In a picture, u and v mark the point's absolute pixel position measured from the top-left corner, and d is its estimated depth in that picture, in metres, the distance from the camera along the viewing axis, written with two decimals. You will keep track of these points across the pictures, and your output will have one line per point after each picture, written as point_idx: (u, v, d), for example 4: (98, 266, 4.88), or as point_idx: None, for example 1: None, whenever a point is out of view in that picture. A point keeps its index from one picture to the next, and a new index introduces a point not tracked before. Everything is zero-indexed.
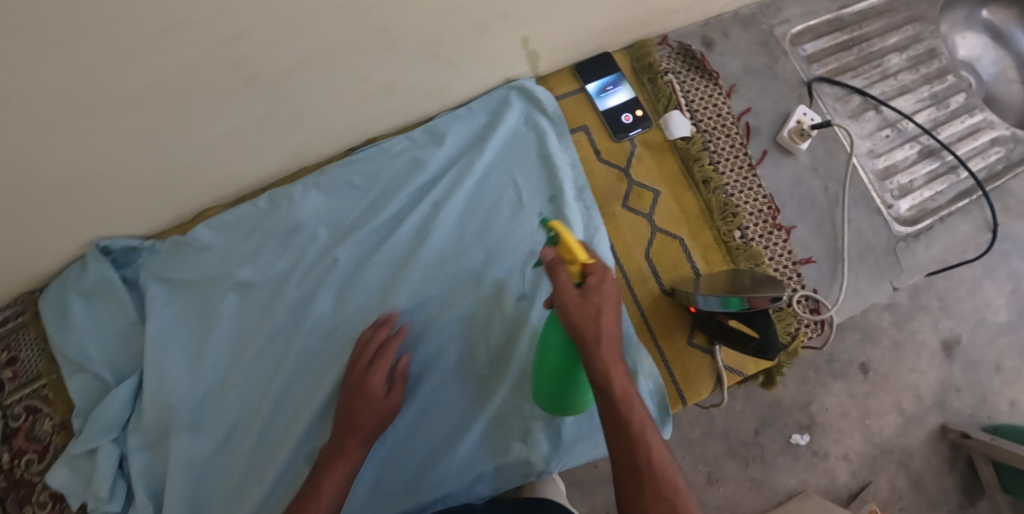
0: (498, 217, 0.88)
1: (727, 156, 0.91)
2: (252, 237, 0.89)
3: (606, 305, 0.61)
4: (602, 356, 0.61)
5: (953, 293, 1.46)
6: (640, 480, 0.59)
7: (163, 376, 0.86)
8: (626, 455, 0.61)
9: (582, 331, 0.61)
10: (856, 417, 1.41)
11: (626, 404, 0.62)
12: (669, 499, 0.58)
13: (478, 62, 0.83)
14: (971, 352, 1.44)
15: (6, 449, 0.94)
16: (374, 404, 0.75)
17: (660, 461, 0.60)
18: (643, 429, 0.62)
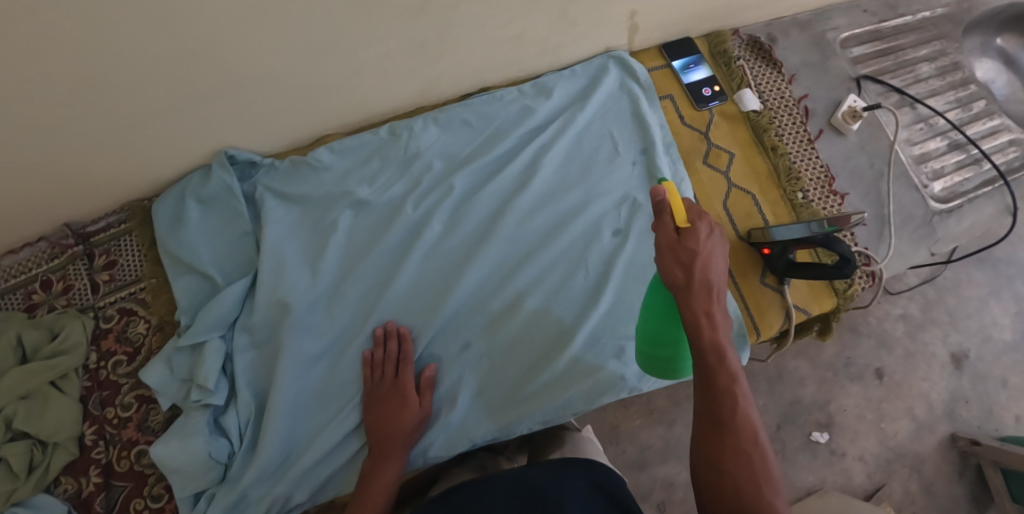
0: (597, 162, 0.98)
1: (791, 131, 1.04)
2: (371, 161, 0.96)
3: (701, 257, 0.66)
4: (694, 301, 0.66)
5: (962, 308, 1.57)
6: (718, 433, 0.64)
7: (280, 277, 0.89)
8: (709, 407, 0.65)
9: (673, 275, 0.67)
10: (871, 420, 1.48)
11: (717, 362, 0.65)
12: (746, 455, 0.63)
13: (593, 26, 0.97)
14: (980, 367, 1.53)
15: (94, 349, 0.96)
16: (408, 410, 0.83)
17: (742, 419, 0.64)
18: (731, 385, 0.65)
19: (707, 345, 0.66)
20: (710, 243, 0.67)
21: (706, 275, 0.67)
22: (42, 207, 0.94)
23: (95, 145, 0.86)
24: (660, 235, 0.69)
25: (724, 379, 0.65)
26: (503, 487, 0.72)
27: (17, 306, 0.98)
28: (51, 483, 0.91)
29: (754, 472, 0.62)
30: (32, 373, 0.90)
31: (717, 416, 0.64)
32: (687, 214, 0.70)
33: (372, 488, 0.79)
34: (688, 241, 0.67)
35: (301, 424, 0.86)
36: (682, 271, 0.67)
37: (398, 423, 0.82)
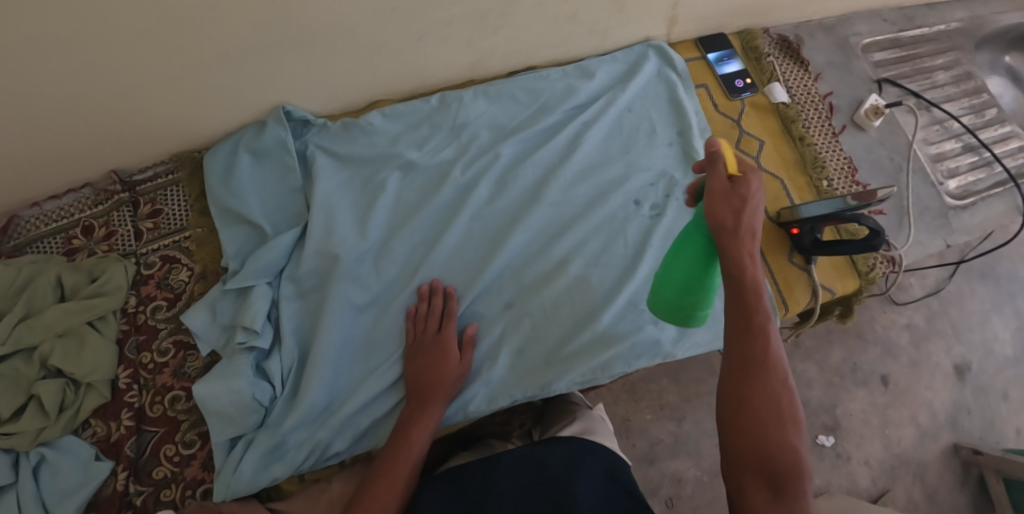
0: (637, 140, 1.02)
1: (817, 125, 1.10)
2: (421, 127, 1.00)
3: (754, 205, 0.63)
4: (740, 246, 0.62)
5: (964, 321, 1.47)
6: (750, 370, 0.63)
7: (331, 228, 0.92)
8: (742, 343, 0.64)
9: (722, 218, 0.62)
10: (876, 425, 1.35)
11: (754, 300, 0.64)
12: (773, 394, 0.62)
13: (639, 12, 1.02)
14: (981, 378, 1.42)
15: (134, 294, 0.97)
16: (450, 360, 0.84)
17: (773, 360, 0.63)
18: (765, 323, 0.64)
19: (748, 285, 0.63)
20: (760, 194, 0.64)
21: (754, 224, 0.63)
22: (94, 150, 0.95)
23: (158, 91, 0.88)
24: (711, 179, 0.64)
25: (760, 317, 0.64)
26: (518, 481, 0.76)
27: (55, 249, 0.99)
28: (79, 426, 0.90)
29: (780, 410, 0.62)
30: (72, 312, 0.91)
31: (749, 353, 0.63)
32: (739, 166, 0.66)
33: (410, 437, 0.78)
34: (742, 186, 0.63)
35: (345, 373, 0.87)
36: (732, 216, 0.62)
37: (440, 378, 0.82)
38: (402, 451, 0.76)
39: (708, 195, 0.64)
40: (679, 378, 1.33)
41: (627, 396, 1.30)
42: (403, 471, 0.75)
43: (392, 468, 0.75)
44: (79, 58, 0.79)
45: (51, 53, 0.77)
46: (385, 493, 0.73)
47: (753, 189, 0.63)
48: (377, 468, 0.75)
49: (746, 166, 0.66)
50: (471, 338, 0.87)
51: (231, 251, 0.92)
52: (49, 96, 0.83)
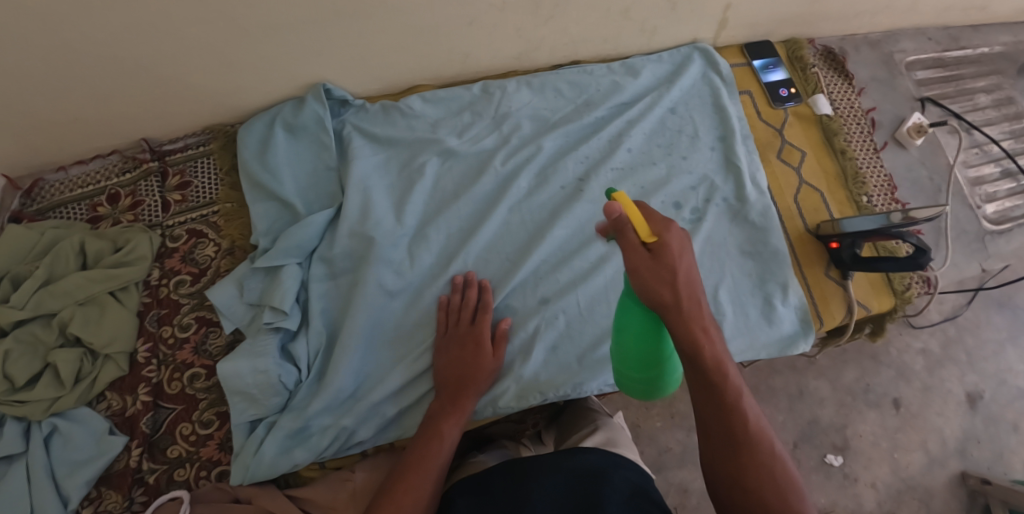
0: (679, 143, 1.00)
1: (859, 140, 1.08)
2: (462, 114, 0.98)
3: (682, 268, 0.59)
4: (684, 317, 0.59)
5: (979, 349, 1.42)
6: (736, 446, 0.63)
7: (367, 211, 0.89)
8: (721, 423, 0.63)
9: (659, 297, 0.58)
10: (886, 449, 1.32)
11: (722, 380, 0.62)
12: (767, 467, 0.63)
13: (691, 13, 1.00)
14: (993, 407, 1.38)
15: (157, 267, 0.94)
16: (486, 356, 0.82)
17: (756, 434, 0.63)
18: (739, 399, 0.63)
19: (710, 364, 0.61)
20: (683, 248, 0.60)
21: (691, 289, 0.60)
22: (127, 118, 0.93)
23: (200, 62, 0.86)
24: (630, 255, 0.59)
25: (732, 395, 0.63)
26: (552, 494, 0.72)
27: (79, 216, 0.96)
28: (93, 399, 0.87)
29: (776, 482, 0.62)
30: (94, 280, 0.88)
31: (730, 434, 0.63)
32: (650, 223, 0.60)
33: (440, 428, 0.76)
34: (664, 254, 0.58)
35: (373, 359, 0.84)
36: (667, 289, 0.58)
37: (470, 377, 0.80)
38: (433, 446, 0.74)
39: (635, 274, 0.59)
40: None
41: (639, 402, 1.28)
42: (432, 474, 0.72)
43: (423, 466, 0.72)
44: (121, 20, 0.76)
45: (94, 14, 0.75)
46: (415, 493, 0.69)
47: (677, 255, 0.58)
48: (405, 466, 0.72)
49: (655, 223, 0.61)
50: (504, 333, 0.84)
51: (264, 226, 0.90)
52: (86, 60, 0.81)
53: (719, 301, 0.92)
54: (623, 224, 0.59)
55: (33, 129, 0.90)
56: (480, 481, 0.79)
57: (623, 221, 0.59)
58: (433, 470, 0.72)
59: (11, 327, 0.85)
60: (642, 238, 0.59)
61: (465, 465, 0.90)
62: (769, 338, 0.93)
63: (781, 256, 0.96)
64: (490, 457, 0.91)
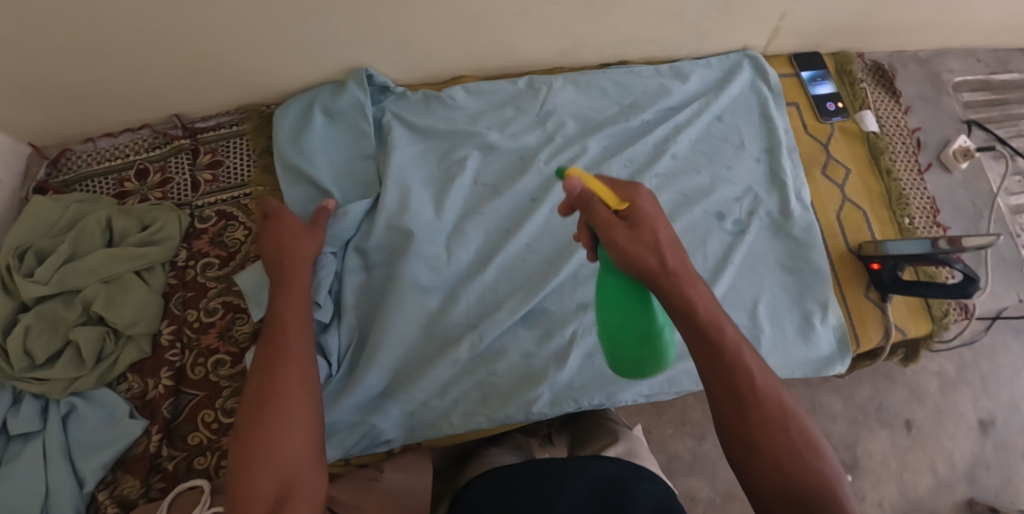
0: (724, 152, 0.98)
1: (903, 159, 1.06)
2: (505, 108, 0.95)
3: (661, 230, 0.56)
4: (675, 280, 0.55)
5: (994, 372, 1.36)
6: (743, 408, 0.55)
7: (406, 203, 0.87)
8: (725, 384, 0.55)
9: (643, 263, 0.55)
10: (894, 469, 1.26)
11: (719, 334, 0.56)
12: (779, 427, 0.55)
13: (743, 20, 0.97)
14: (1005, 435, 1.32)
15: (184, 248, 0.92)
16: (288, 222, 0.76)
17: (763, 393, 0.56)
18: (739, 352, 0.56)
19: (704, 316, 0.56)
20: (656, 211, 0.57)
21: (676, 249, 0.57)
22: (161, 93, 0.90)
23: (242, 39, 0.83)
24: (604, 226, 0.56)
25: (733, 350, 0.56)
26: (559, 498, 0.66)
27: (106, 190, 0.94)
28: (114, 379, 0.85)
29: (790, 440, 0.55)
30: (120, 258, 0.85)
31: (735, 394, 0.55)
32: (618, 192, 0.58)
33: (288, 310, 0.68)
34: (637, 217, 0.56)
35: (407, 356, 0.82)
36: (652, 255, 0.55)
37: (291, 253, 0.73)
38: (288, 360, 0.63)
39: (613, 246, 0.55)
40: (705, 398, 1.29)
41: (652, 408, 1.25)
42: (297, 362, 0.63)
43: (282, 359, 0.63)
44: None
45: None
46: (293, 385, 0.61)
47: (649, 216, 0.56)
48: (261, 373, 0.62)
49: (621, 190, 0.58)
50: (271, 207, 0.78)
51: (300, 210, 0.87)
52: (121, 29, 0.78)
53: (757, 316, 0.90)
54: (588, 196, 0.57)
55: (64, 99, 0.87)
56: (488, 488, 0.72)
57: (588, 195, 0.57)
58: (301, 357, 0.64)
59: (33, 302, 0.83)
60: (611, 206, 0.57)
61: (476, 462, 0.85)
62: (806, 358, 0.91)
63: (823, 275, 0.94)
64: (503, 452, 0.86)
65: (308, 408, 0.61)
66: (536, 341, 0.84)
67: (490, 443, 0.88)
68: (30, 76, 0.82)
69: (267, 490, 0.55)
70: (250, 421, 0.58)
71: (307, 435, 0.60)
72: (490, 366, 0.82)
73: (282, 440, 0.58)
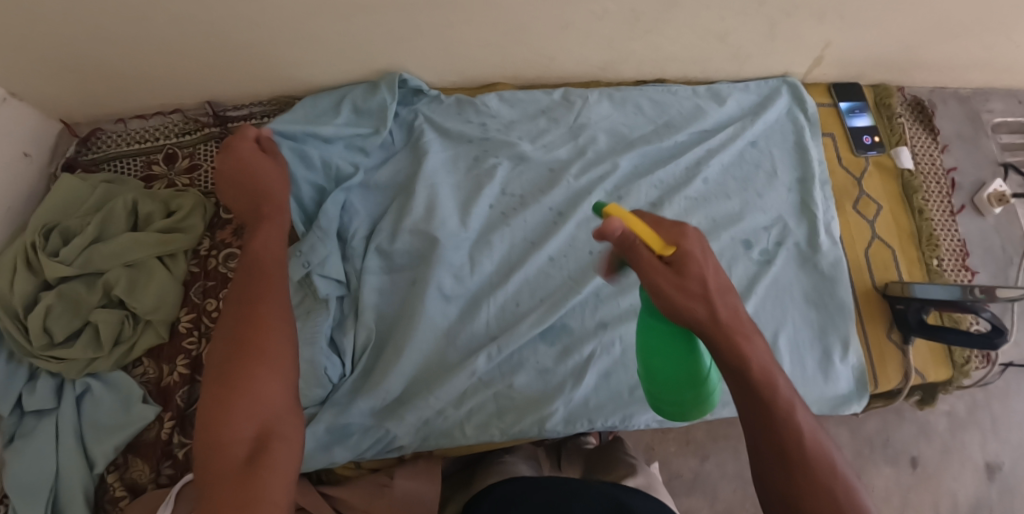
0: (756, 181, 0.96)
1: (937, 199, 1.04)
2: (539, 119, 0.94)
3: (712, 279, 0.53)
4: (726, 333, 0.53)
5: (1005, 413, 1.28)
6: (788, 466, 0.52)
7: (434, 208, 0.86)
8: (770, 440, 0.53)
9: (693, 315, 0.52)
10: (896, 506, 1.21)
11: (770, 390, 0.53)
12: (829, 489, 0.51)
13: (788, 46, 0.96)
14: (1014, 482, 1.25)
15: (207, 237, 0.91)
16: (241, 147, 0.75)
17: (812, 451, 0.52)
18: (789, 409, 0.53)
19: (756, 373, 0.53)
20: (706, 257, 0.54)
21: (727, 300, 0.54)
22: (195, 80, 0.90)
23: (282, 33, 0.82)
24: (649, 275, 0.52)
25: (781, 402, 0.53)
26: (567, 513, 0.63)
27: (133, 172, 0.95)
28: (130, 363, 0.85)
29: (836, 501, 0.50)
30: (144, 244, 0.86)
31: (779, 447, 0.52)
32: (664, 232, 0.55)
33: (264, 262, 0.67)
34: (685, 265, 0.52)
35: (425, 364, 0.81)
36: (700, 305, 0.52)
37: (267, 192, 0.74)
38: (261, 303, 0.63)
39: (658, 295, 0.52)
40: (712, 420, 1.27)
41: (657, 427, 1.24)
42: (274, 312, 0.63)
43: (261, 309, 0.62)
44: None
45: None
46: (272, 332, 0.61)
47: (697, 262, 0.52)
48: (238, 319, 0.61)
49: (666, 231, 0.55)
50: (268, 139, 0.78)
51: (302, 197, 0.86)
52: (162, 15, 0.77)
53: (778, 349, 0.89)
54: (633, 239, 0.52)
55: (99, 79, 0.87)
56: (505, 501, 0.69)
57: (633, 237, 0.52)
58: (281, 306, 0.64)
59: (56, 281, 0.83)
60: (658, 250, 0.53)
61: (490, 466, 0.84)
62: (823, 395, 0.90)
63: (847, 312, 0.93)
64: (518, 461, 0.84)
65: (289, 358, 0.61)
66: (554, 357, 0.84)
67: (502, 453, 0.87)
68: (66, 54, 0.81)
69: (246, 432, 0.54)
70: (230, 367, 0.57)
71: (286, 380, 0.59)
72: (507, 379, 0.82)
73: (263, 385, 0.57)
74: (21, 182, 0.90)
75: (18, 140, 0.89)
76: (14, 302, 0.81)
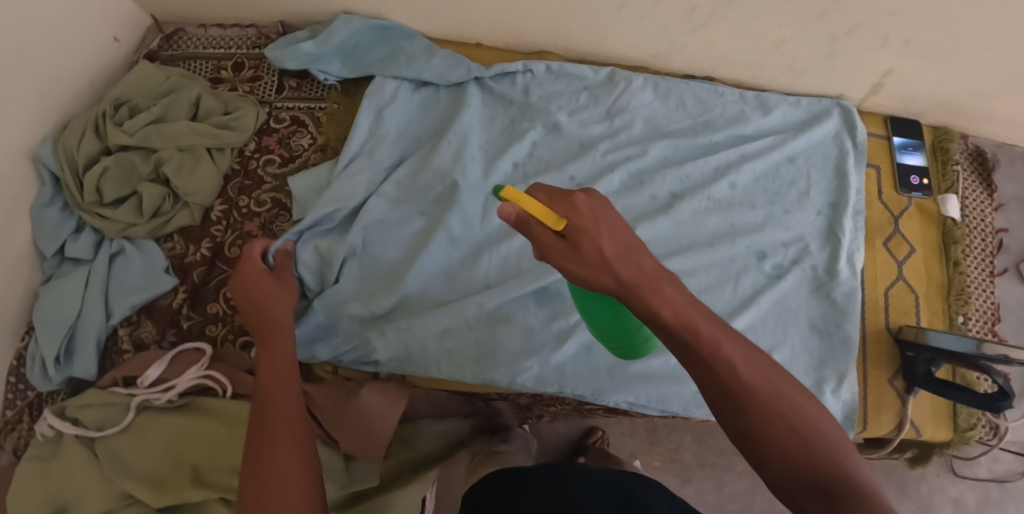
0: (785, 196, 0.94)
1: (977, 256, 1.00)
2: (580, 93, 0.97)
3: (608, 246, 0.52)
4: (638, 288, 0.52)
5: None
6: (734, 404, 0.53)
7: (459, 154, 0.90)
8: (713, 383, 0.53)
9: (601, 284, 0.52)
10: None
11: (692, 335, 0.52)
12: (774, 411, 0.53)
13: (844, 68, 0.94)
14: None
15: (254, 140, 0.98)
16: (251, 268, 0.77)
17: (750, 381, 0.53)
18: (716, 342, 0.52)
19: (674, 325, 0.52)
20: (599, 224, 0.53)
21: (634, 260, 0.53)
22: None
23: None
24: (553, 256, 0.53)
25: (705, 345, 0.52)
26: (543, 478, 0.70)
27: (203, 71, 1.03)
28: (162, 237, 0.93)
29: (785, 417, 0.53)
30: (197, 133, 0.93)
31: (719, 386, 0.53)
32: (558, 206, 0.54)
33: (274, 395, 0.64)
34: (579, 235, 0.52)
35: (418, 293, 0.85)
36: (605, 273, 0.52)
37: (263, 310, 0.73)
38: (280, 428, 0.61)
39: (566, 273, 0.53)
40: (703, 443, 1.24)
41: (646, 436, 1.24)
42: (286, 432, 0.61)
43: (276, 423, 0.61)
44: None
45: None
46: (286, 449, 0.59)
47: (589, 233, 0.52)
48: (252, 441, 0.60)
49: (558, 206, 0.54)
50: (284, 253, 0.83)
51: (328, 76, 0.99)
52: None
53: None
54: (524, 220, 0.53)
55: None
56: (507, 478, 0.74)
57: (526, 218, 0.53)
58: (288, 375, 0.67)
59: (117, 149, 0.93)
60: (551, 226, 0.53)
61: (489, 455, 0.90)
62: None
63: (851, 346, 0.89)
64: (514, 452, 0.92)
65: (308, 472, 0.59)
66: (542, 319, 0.85)
67: (500, 440, 0.96)
68: None
69: None
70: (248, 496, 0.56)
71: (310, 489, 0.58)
72: (492, 328, 0.84)
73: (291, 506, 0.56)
74: (109, 62, 1.01)
75: (111, 25, 0.99)
76: (77, 158, 0.90)
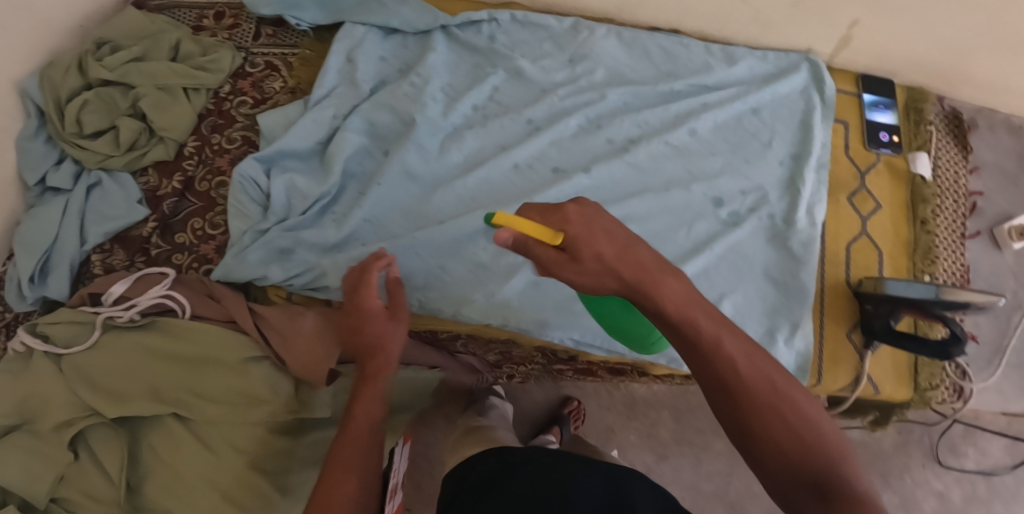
0: (746, 146, 0.94)
1: (948, 216, 0.99)
2: (544, 42, 0.98)
3: (608, 248, 0.50)
4: (648, 280, 0.51)
5: None
6: (733, 402, 0.53)
7: (419, 95, 0.92)
8: (712, 379, 0.53)
9: (606, 289, 0.51)
10: None
11: (694, 331, 0.52)
12: (772, 408, 0.53)
13: (809, 21, 0.93)
14: None
15: (230, 83, 1.01)
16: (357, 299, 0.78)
17: (749, 377, 0.53)
18: (717, 339, 0.53)
19: (673, 319, 0.52)
20: (594, 227, 0.51)
21: (633, 257, 0.52)
22: None
23: None
24: (553, 274, 0.51)
25: (707, 340, 0.53)
26: (535, 465, 0.64)
27: (186, 19, 1.07)
28: (138, 170, 0.98)
29: (786, 419, 0.52)
30: (175, 73, 0.98)
31: (717, 383, 0.53)
32: (548, 222, 0.52)
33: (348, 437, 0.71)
34: (579, 243, 0.50)
35: (371, 223, 0.88)
36: (610, 277, 0.51)
37: (372, 344, 0.77)
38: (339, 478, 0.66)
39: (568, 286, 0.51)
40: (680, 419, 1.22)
41: (624, 410, 1.22)
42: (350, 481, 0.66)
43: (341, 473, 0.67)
44: None
45: None
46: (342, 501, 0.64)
47: (587, 242, 0.50)
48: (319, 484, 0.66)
49: (551, 219, 0.52)
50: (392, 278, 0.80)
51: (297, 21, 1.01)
52: None
53: None
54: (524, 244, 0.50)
55: None
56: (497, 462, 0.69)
57: (524, 241, 0.51)
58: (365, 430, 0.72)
59: (98, 85, 0.97)
60: (550, 243, 0.51)
61: (469, 432, 0.89)
62: None
63: (807, 294, 0.89)
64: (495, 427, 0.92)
65: None
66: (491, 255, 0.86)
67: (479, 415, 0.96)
68: None
69: None
70: None
71: None
72: (442, 261, 0.85)
73: None
74: (98, 7, 1.06)
75: None
76: (60, 91, 0.95)
